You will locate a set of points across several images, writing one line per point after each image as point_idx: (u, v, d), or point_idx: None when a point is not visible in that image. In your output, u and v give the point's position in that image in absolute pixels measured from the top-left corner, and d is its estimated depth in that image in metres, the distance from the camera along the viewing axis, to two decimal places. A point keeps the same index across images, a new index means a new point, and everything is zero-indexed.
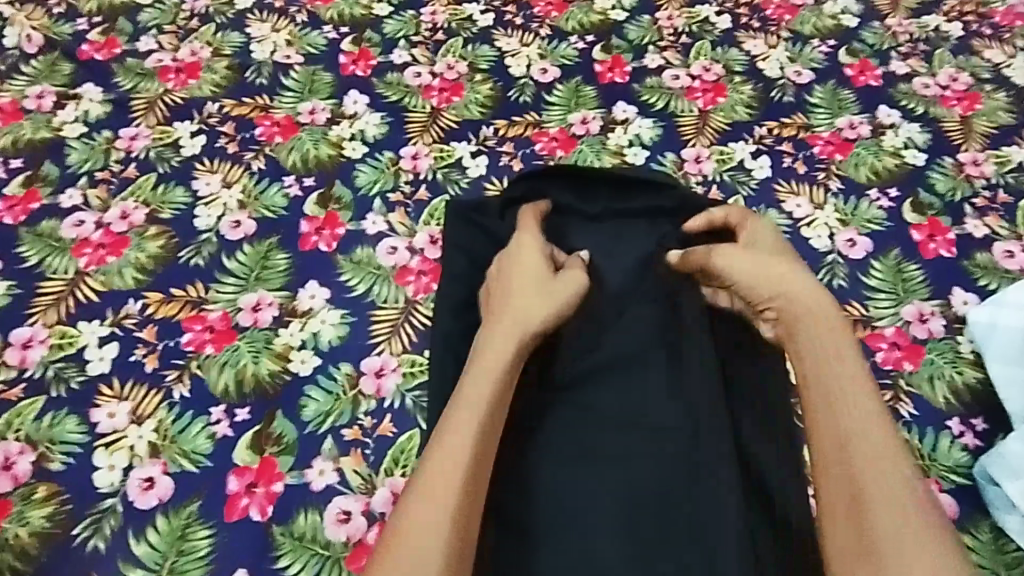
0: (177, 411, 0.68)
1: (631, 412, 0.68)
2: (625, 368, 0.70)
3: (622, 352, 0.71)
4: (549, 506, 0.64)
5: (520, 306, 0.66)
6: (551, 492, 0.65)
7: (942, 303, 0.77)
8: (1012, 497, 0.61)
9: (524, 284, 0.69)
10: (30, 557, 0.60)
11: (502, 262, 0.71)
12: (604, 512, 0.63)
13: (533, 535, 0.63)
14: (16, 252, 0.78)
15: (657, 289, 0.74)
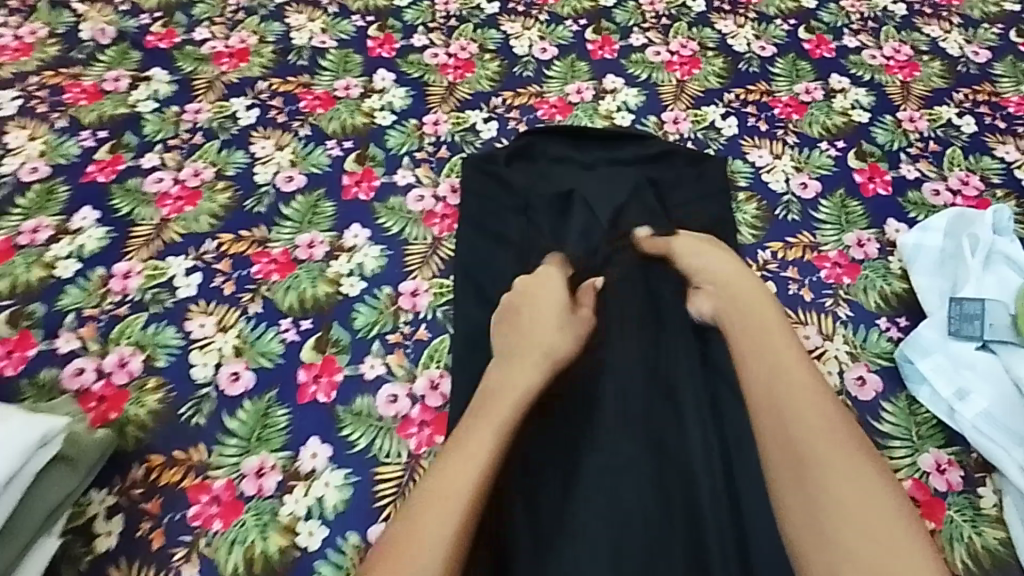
0: (253, 322, 0.84)
1: (631, 372, 0.80)
2: (619, 333, 0.83)
3: (617, 321, 0.83)
4: (566, 448, 0.76)
5: (533, 344, 0.76)
6: (566, 439, 0.76)
7: (878, 231, 0.92)
8: (923, 371, 0.77)
9: (547, 311, 0.79)
10: (149, 430, 0.76)
11: (523, 303, 0.81)
12: (616, 455, 0.76)
13: (546, 479, 0.74)
14: (110, 204, 0.94)
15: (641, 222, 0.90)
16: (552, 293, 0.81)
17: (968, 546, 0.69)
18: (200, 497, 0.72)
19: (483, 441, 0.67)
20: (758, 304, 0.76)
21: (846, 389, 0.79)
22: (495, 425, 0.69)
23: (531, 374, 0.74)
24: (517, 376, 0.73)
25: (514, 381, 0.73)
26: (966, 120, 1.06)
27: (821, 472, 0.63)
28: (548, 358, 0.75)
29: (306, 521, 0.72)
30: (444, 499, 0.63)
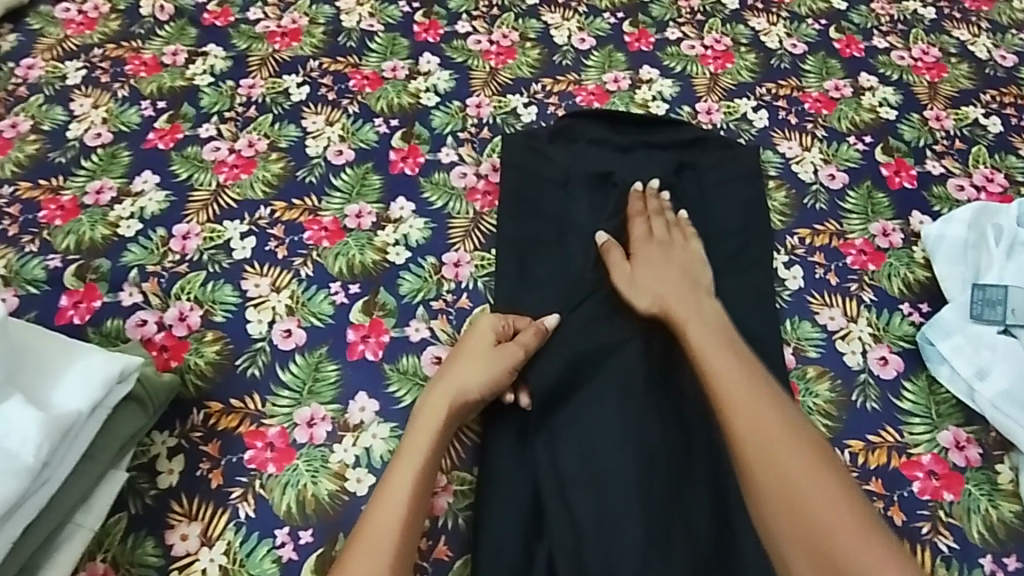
0: (306, 284, 0.89)
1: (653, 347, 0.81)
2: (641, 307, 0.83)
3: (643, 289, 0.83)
4: (591, 419, 0.77)
5: (461, 375, 0.76)
6: (592, 410, 0.78)
7: (903, 222, 0.96)
8: (944, 352, 0.80)
9: (471, 348, 0.78)
10: (208, 378, 0.80)
11: (461, 342, 0.79)
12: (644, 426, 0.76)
13: (569, 451, 0.76)
14: (169, 169, 0.99)
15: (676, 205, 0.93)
16: (486, 330, 0.79)
17: (982, 518, 0.72)
18: (256, 442, 0.76)
19: (401, 476, 0.69)
20: (693, 299, 0.80)
21: (869, 368, 0.82)
22: (409, 462, 0.70)
23: (435, 414, 0.73)
24: (424, 418, 0.73)
25: (421, 424, 0.73)
26: (992, 121, 1.09)
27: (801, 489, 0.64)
28: (451, 395, 0.74)
29: (355, 468, 0.75)
30: (375, 537, 0.65)
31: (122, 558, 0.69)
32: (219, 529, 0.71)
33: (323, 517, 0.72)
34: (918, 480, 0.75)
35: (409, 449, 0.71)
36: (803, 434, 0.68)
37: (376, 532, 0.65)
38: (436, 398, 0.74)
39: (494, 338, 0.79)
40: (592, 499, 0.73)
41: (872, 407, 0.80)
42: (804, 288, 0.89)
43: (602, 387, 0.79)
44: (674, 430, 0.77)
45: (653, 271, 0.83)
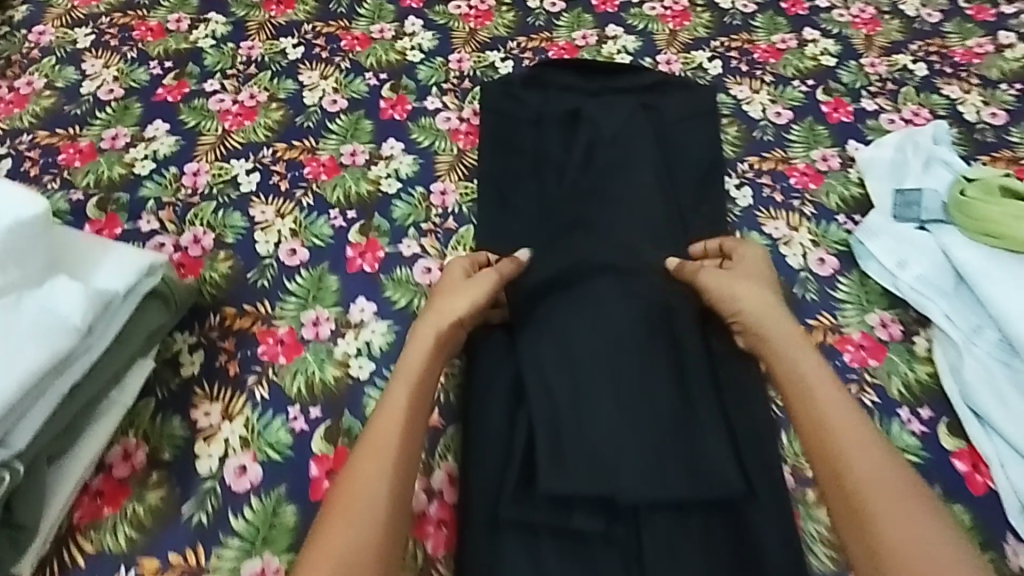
0: (307, 211, 0.98)
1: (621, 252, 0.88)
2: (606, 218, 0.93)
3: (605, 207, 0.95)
4: (566, 313, 0.83)
5: (444, 300, 0.80)
6: (567, 309, 0.83)
7: (841, 149, 1.08)
8: (872, 249, 0.92)
9: (448, 283, 0.83)
10: (222, 289, 0.90)
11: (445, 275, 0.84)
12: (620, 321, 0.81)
13: (546, 343, 0.81)
14: (178, 118, 1.09)
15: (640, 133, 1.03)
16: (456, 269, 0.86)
17: (902, 378, 0.83)
18: (268, 339, 0.86)
19: (396, 399, 0.72)
20: (788, 325, 0.77)
21: (809, 268, 0.94)
22: (405, 384, 0.74)
23: (426, 336, 0.77)
24: (416, 342, 0.77)
25: (412, 347, 0.77)
26: (920, 67, 1.22)
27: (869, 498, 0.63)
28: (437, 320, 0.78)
29: (357, 358, 0.85)
30: (370, 462, 0.67)
31: (153, 432, 0.77)
32: (238, 407, 0.80)
33: (329, 397, 0.81)
34: (848, 352, 0.86)
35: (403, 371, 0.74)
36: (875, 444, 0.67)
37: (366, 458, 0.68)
38: (424, 329, 0.77)
39: (465, 276, 0.85)
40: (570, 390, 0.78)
41: (811, 298, 0.91)
42: (752, 206, 1.01)
43: (575, 285, 0.85)
44: (643, 319, 0.82)
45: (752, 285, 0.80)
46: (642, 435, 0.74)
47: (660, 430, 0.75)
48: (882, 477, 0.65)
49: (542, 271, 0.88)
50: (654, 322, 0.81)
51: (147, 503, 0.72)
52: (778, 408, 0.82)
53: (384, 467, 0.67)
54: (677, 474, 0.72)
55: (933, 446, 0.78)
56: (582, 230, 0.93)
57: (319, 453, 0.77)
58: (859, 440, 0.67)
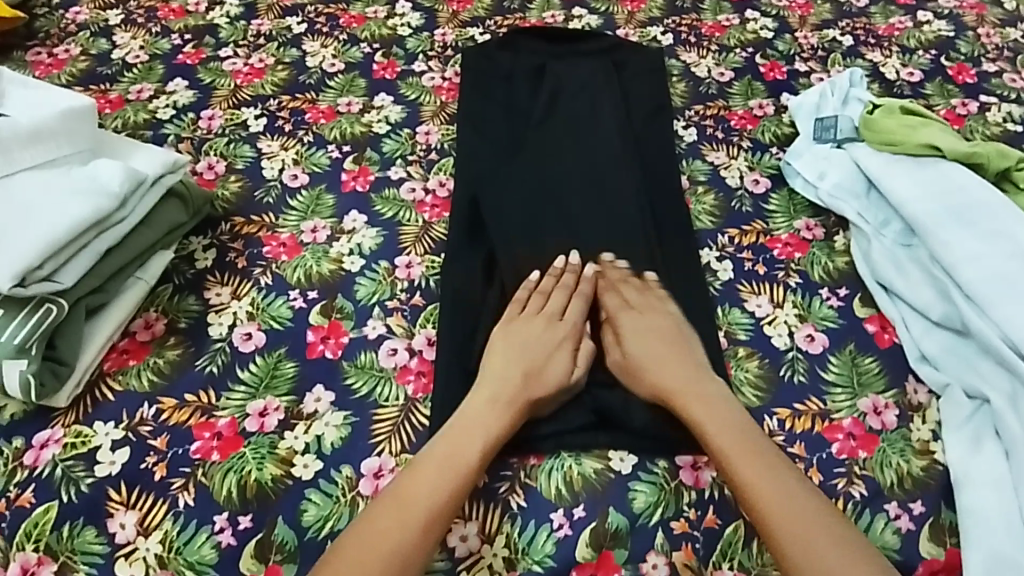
0: (309, 146, 1.13)
1: (579, 176, 1.04)
2: (561, 152, 1.09)
3: (561, 142, 1.11)
4: (529, 224, 0.99)
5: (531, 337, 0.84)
6: (528, 222, 0.99)
7: (775, 99, 1.24)
8: (797, 167, 1.06)
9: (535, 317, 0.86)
10: (233, 203, 1.03)
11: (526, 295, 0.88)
12: (579, 230, 0.98)
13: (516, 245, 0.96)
14: (196, 77, 1.24)
15: (594, 83, 1.20)
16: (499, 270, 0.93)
17: (822, 267, 0.95)
18: (272, 242, 0.98)
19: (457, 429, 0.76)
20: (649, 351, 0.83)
21: (745, 186, 1.07)
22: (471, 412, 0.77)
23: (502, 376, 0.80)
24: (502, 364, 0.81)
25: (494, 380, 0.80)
26: (846, 38, 1.39)
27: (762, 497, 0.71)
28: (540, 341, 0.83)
29: (350, 256, 0.97)
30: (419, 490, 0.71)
31: (170, 307, 0.89)
32: (246, 290, 0.92)
33: (325, 283, 0.93)
34: (777, 248, 0.98)
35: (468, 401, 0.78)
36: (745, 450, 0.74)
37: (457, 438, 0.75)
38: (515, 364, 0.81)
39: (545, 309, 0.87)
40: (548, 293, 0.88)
41: (745, 209, 1.04)
42: (697, 141, 1.16)
43: (546, 209, 1.00)
44: (605, 234, 0.97)
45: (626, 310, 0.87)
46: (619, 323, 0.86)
47: (634, 323, 0.85)
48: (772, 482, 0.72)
49: (512, 190, 1.03)
50: (614, 236, 0.97)
51: (166, 358, 0.83)
52: (716, 289, 0.93)
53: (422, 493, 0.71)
54: (647, 346, 0.83)
55: (847, 315, 0.89)
56: (546, 156, 1.08)
57: (316, 324, 0.88)
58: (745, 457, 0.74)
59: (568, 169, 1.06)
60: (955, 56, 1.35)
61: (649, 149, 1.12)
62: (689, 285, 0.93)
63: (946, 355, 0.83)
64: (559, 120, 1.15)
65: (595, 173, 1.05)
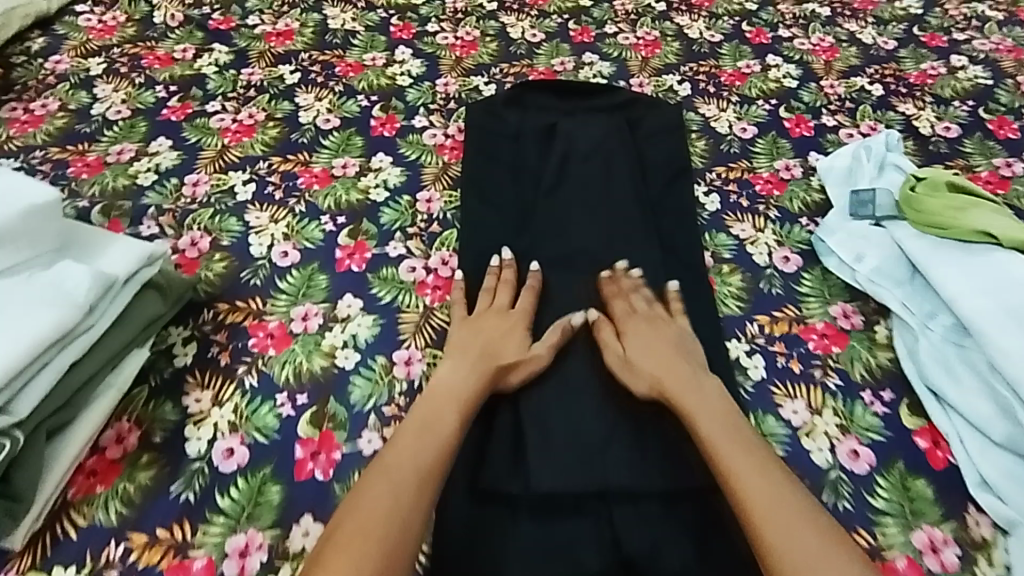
0: (300, 216, 1.04)
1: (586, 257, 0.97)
2: (569, 224, 1.01)
3: (567, 211, 1.03)
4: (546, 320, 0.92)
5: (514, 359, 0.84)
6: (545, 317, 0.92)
7: (802, 159, 1.15)
8: (831, 245, 0.97)
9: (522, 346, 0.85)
10: (217, 286, 0.94)
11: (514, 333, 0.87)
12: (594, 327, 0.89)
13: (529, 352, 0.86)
14: (182, 135, 1.16)
15: (602, 139, 1.12)
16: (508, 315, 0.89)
17: (864, 364, 0.87)
18: (258, 332, 0.90)
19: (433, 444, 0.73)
20: (675, 362, 0.82)
21: (774, 265, 0.99)
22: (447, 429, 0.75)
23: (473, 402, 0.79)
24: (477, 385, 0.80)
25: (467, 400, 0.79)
26: (875, 87, 1.31)
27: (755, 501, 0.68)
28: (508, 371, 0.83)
29: (343, 349, 0.89)
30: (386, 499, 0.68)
31: (145, 416, 0.80)
32: (229, 393, 0.83)
33: (316, 384, 0.85)
34: (812, 340, 0.89)
35: (440, 416, 0.76)
36: (756, 451, 0.73)
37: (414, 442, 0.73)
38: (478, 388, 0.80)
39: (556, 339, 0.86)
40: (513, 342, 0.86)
41: (777, 291, 0.96)
42: (720, 209, 1.07)
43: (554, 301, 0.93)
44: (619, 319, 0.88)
45: (642, 338, 0.85)
46: (642, 383, 0.82)
47: (646, 375, 0.82)
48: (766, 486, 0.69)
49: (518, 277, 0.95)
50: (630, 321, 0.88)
51: (137, 482, 0.75)
52: (747, 391, 0.85)
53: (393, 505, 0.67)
54: (670, 380, 0.81)
55: (894, 425, 0.81)
56: (558, 231, 1.00)
57: (305, 436, 0.80)
58: (750, 466, 0.71)
59: (576, 246, 0.99)
60: (994, 108, 1.27)
61: (665, 215, 1.04)
62: (718, 385, 0.85)
63: (1009, 481, 0.74)
64: (568, 182, 1.07)
65: (612, 252, 0.97)
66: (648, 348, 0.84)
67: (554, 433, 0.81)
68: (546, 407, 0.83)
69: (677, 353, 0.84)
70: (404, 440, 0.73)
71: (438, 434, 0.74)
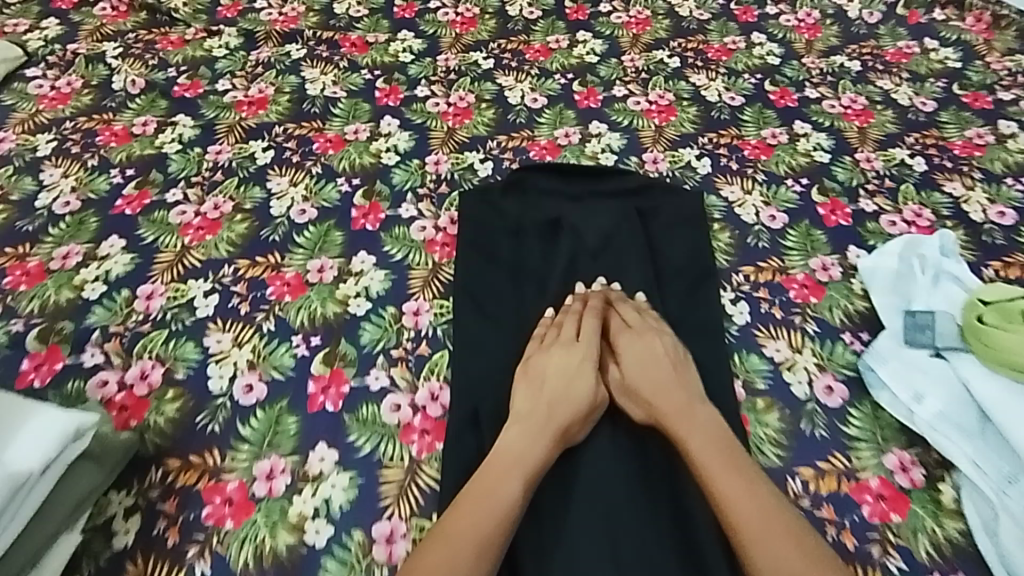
0: (268, 337, 0.91)
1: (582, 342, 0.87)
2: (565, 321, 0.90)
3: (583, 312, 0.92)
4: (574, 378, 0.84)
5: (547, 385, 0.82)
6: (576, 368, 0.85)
7: (840, 256, 1.01)
8: (883, 377, 0.84)
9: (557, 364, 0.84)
10: (167, 435, 0.82)
11: (560, 365, 0.84)
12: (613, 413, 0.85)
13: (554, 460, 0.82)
14: (136, 232, 1.02)
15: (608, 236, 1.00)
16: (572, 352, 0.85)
17: (928, 538, 0.74)
18: (214, 498, 0.77)
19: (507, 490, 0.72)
20: (672, 382, 0.82)
21: (815, 397, 0.86)
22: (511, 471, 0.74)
23: (533, 442, 0.77)
24: (520, 412, 0.81)
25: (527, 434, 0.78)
26: (917, 161, 1.17)
27: (755, 521, 0.68)
28: (553, 423, 0.79)
29: (314, 520, 0.76)
30: (444, 550, 0.67)
31: None
32: None
33: (281, 570, 0.73)
34: (866, 504, 0.77)
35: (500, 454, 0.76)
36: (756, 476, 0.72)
37: (472, 500, 0.71)
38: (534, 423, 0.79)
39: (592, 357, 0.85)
40: (585, 379, 0.83)
41: (820, 435, 0.83)
42: (750, 322, 0.93)
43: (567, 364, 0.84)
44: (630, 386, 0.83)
45: (641, 366, 0.84)
46: (640, 409, 0.82)
47: (642, 394, 0.82)
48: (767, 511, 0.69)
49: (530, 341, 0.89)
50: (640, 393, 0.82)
51: None
52: None
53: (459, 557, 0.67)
54: (662, 400, 0.80)
55: None
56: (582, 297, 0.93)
57: None
58: (750, 490, 0.71)
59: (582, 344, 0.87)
60: None
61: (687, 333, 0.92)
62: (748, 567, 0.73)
63: None
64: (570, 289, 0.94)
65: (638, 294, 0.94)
66: (647, 372, 0.83)
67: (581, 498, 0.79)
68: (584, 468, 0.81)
69: (677, 374, 0.83)
70: (468, 498, 0.72)
71: (512, 471, 0.74)
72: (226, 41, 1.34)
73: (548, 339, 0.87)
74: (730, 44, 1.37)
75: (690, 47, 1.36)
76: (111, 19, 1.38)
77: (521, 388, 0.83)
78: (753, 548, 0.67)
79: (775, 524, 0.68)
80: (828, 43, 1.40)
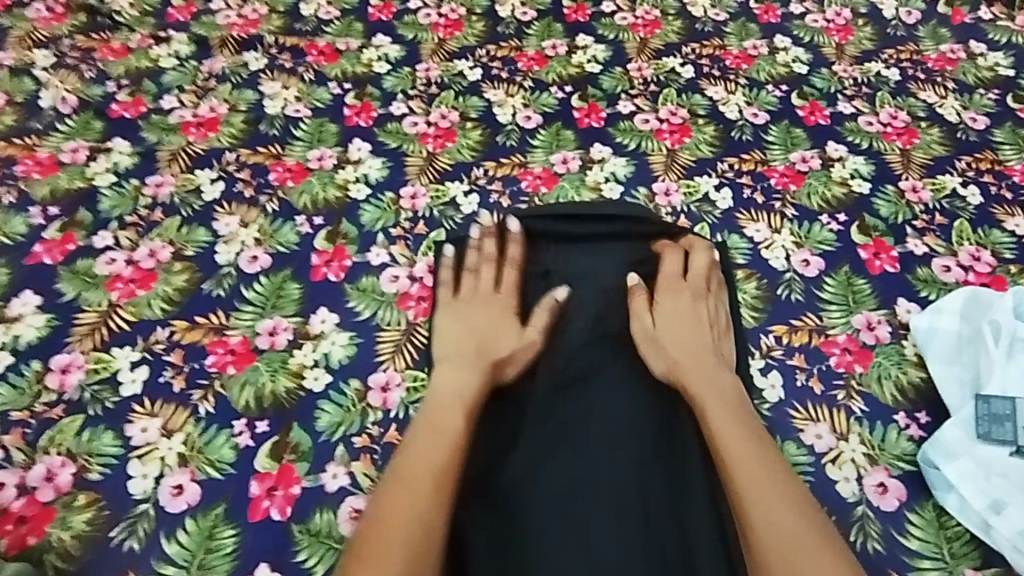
0: (205, 424, 0.76)
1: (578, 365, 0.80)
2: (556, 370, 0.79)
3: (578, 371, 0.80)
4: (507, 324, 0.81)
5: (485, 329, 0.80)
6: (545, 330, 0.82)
7: (888, 312, 0.85)
8: (951, 478, 0.72)
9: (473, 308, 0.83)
10: (73, 558, 0.68)
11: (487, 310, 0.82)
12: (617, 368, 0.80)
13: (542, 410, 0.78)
14: (55, 287, 0.86)
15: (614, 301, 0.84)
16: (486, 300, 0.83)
17: None
18: None
19: (448, 423, 0.71)
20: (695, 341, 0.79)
21: (866, 498, 0.72)
22: (452, 407, 0.72)
23: (465, 379, 0.75)
24: (460, 351, 0.78)
25: (457, 372, 0.76)
26: (971, 190, 1.00)
27: (764, 482, 0.65)
28: (485, 358, 0.77)
29: None
30: (399, 491, 0.65)
31: None
32: None
33: None
34: None
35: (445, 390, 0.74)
36: (768, 441, 0.69)
37: (422, 433, 0.70)
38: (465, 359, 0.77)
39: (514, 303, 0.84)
40: (506, 324, 0.81)
41: (874, 549, 0.70)
42: (784, 399, 0.79)
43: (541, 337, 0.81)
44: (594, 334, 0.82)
45: (672, 324, 0.80)
46: (661, 362, 0.78)
47: (665, 346, 0.78)
48: (776, 473, 0.66)
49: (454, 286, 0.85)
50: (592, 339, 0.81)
51: None
52: None
53: (412, 497, 0.65)
54: (688, 357, 0.77)
55: None
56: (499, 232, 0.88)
57: None
58: (756, 449, 0.68)
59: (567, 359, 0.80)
60: None
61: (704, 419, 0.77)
62: None
63: None
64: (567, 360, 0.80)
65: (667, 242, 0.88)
66: (677, 331, 0.80)
67: (567, 454, 0.75)
68: (578, 418, 0.77)
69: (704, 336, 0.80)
70: (414, 435, 0.70)
71: (446, 407, 0.72)
72: (176, 49, 1.17)
73: (464, 289, 0.84)
74: (751, 49, 1.20)
75: (706, 53, 1.19)
76: (44, 21, 1.20)
77: (445, 338, 0.80)
78: (755, 505, 0.64)
79: (780, 486, 0.65)
80: (862, 45, 1.21)
